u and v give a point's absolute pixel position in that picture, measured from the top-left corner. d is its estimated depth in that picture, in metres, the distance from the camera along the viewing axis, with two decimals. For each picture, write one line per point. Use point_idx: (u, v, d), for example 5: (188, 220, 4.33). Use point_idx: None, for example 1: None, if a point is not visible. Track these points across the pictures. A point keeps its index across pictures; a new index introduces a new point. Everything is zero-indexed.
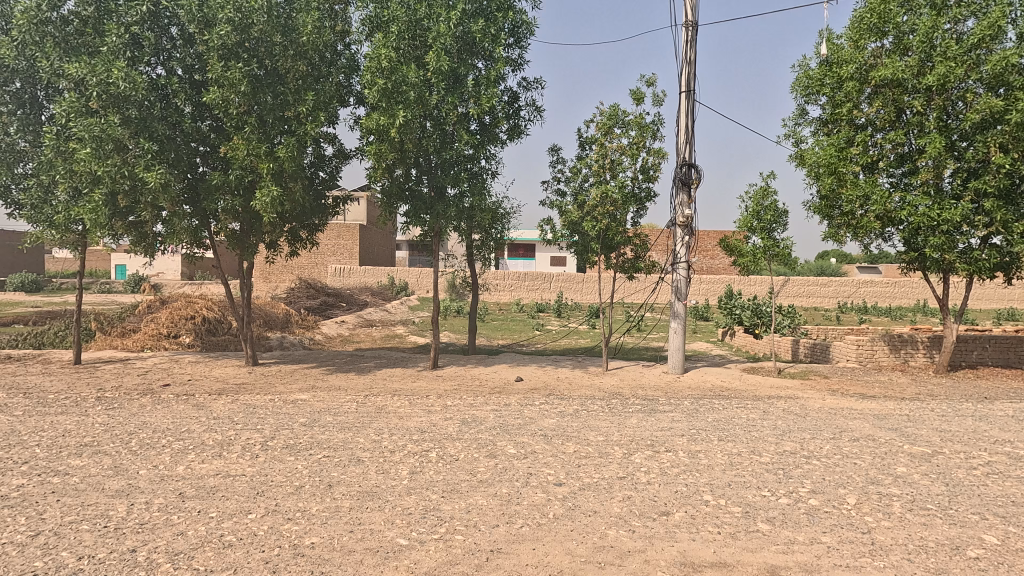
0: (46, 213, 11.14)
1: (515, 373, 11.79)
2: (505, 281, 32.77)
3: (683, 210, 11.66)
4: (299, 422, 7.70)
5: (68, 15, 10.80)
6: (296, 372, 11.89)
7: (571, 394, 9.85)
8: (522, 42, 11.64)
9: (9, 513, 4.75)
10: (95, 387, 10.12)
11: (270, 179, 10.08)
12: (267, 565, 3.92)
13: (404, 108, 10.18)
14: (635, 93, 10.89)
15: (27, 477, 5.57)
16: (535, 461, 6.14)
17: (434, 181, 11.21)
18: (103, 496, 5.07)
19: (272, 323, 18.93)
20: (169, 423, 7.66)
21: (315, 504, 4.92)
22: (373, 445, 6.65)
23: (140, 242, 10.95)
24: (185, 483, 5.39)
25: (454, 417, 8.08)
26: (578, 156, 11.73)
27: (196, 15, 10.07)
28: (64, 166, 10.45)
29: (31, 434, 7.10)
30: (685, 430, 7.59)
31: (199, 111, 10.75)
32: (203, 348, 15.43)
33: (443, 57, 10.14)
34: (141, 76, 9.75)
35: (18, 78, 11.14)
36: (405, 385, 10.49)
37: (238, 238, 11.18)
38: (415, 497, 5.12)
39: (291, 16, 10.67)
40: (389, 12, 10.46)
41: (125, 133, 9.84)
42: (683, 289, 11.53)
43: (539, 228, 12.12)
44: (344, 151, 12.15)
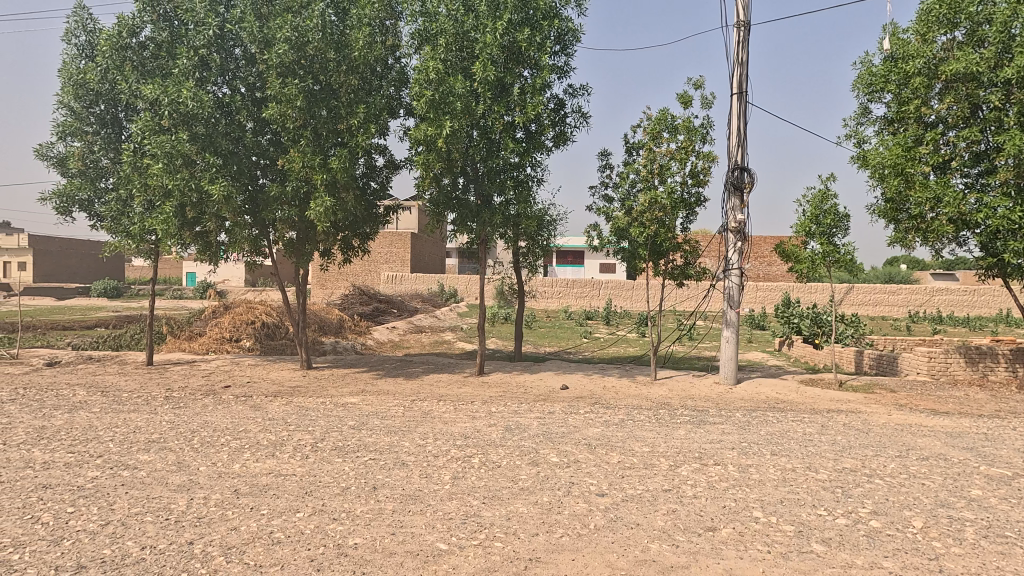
0: (124, 225, 12.00)
1: (560, 380, 11.69)
2: (554, 288, 32.73)
3: (735, 214, 11.28)
4: (348, 425, 7.94)
5: (146, 41, 11.67)
6: (347, 376, 12.25)
7: (617, 404, 9.68)
8: (569, 49, 11.61)
9: (84, 502, 5.13)
10: (164, 387, 10.79)
11: (323, 190, 10.50)
12: (312, 564, 4.03)
13: (451, 119, 10.36)
14: (682, 97, 10.65)
15: (101, 470, 5.98)
16: (577, 471, 6.05)
17: (481, 190, 11.39)
18: (166, 491, 5.37)
19: (327, 328, 19.60)
20: (228, 422, 8.05)
21: (360, 506, 5.04)
22: (417, 450, 6.75)
23: (205, 250, 11.61)
24: (240, 481, 5.63)
25: (498, 424, 8.11)
26: (625, 162, 11.58)
27: (257, 36, 10.60)
28: (139, 180, 11.24)
29: (107, 430, 7.62)
30: (736, 443, 7.32)
31: (259, 126, 11.28)
32: (261, 351, 16.14)
33: (490, 66, 10.26)
34: (206, 95, 10.38)
35: (101, 101, 12.08)
36: (451, 390, 10.62)
37: (294, 247, 11.70)
38: (456, 502, 5.16)
39: (344, 33, 11.05)
40: (438, 24, 10.65)
41: (193, 149, 10.50)
42: (735, 296, 11.19)
43: (585, 234, 12.00)
44: (394, 161, 12.50)
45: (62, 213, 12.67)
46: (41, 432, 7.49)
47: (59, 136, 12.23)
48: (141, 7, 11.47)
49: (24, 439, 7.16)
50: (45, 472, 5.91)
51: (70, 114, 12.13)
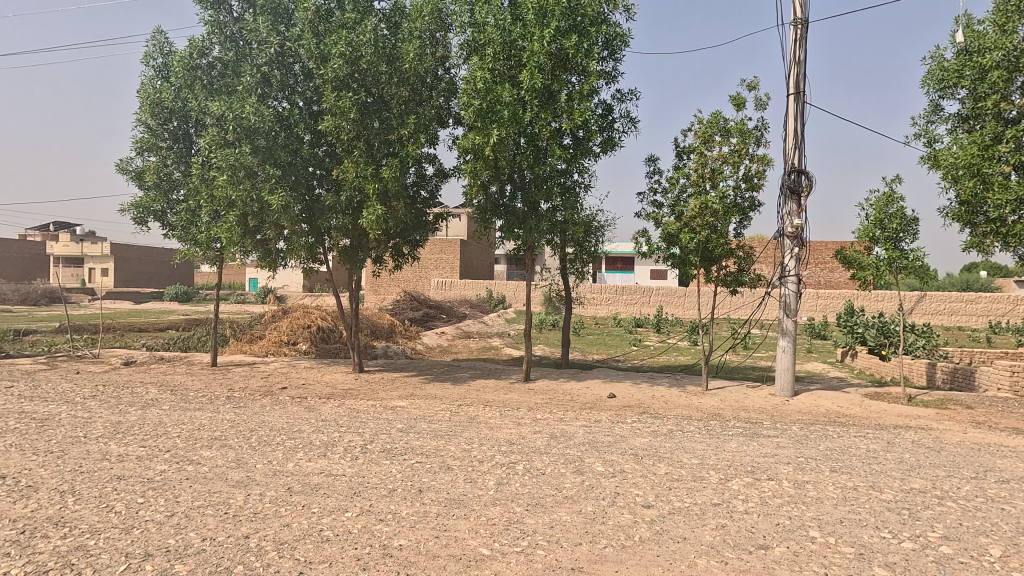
0: (193, 233, 12.78)
1: (607, 389, 11.52)
2: (603, 295, 32.42)
3: (792, 219, 10.83)
4: (396, 428, 8.12)
5: (214, 60, 12.45)
6: (396, 380, 12.55)
7: (666, 413, 9.45)
8: (617, 54, 11.55)
9: (153, 493, 5.48)
10: (226, 387, 11.37)
11: (375, 199, 10.83)
12: (359, 563, 4.14)
13: (498, 127, 10.48)
14: (735, 98, 10.35)
15: (168, 464, 6.36)
16: (623, 481, 5.95)
17: (528, 197, 11.43)
18: (226, 486, 5.66)
19: (378, 333, 20.13)
20: (284, 422, 8.41)
21: (406, 508, 5.15)
22: (462, 454, 6.82)
23: (265, 257, 12.19)
24: (293, 479, 5.86)
25: (543, 431, 8.08)
26: (675, 166, 11.35)
27: (314, 52, 11.06)
28: (206, 192, 11.95)
29: (174, 427, 8.10)
30: (792, 457, 6.99)
31: (316, 138, 11.76)
32: (316, 354, 16.85)
33: (537, 74, 10.31)
34: (267, 110, 10.92)
35: (174, 118, 12.93)
36: (497, 396, 10.65)
37: (348, 254, 12.11)
38: (499, 508, 5.17)
39: (396, 46, 11.38)
40: (486, 34, 10.81)
41: (255, 161, 11.08)
42: (793, 304, 10.74)
43: (634, 240, 11.82)
44: (444, 170, 12.74)
45: (139, 223, 13.62)
46: (117, 427, 8.04)
47: (137, 151, 13.17)
48: (211, 29, 12.24)
49: (102, 433, 7.72)
50: (118, 465, 6.34)
51: (147, 131, 13.02)
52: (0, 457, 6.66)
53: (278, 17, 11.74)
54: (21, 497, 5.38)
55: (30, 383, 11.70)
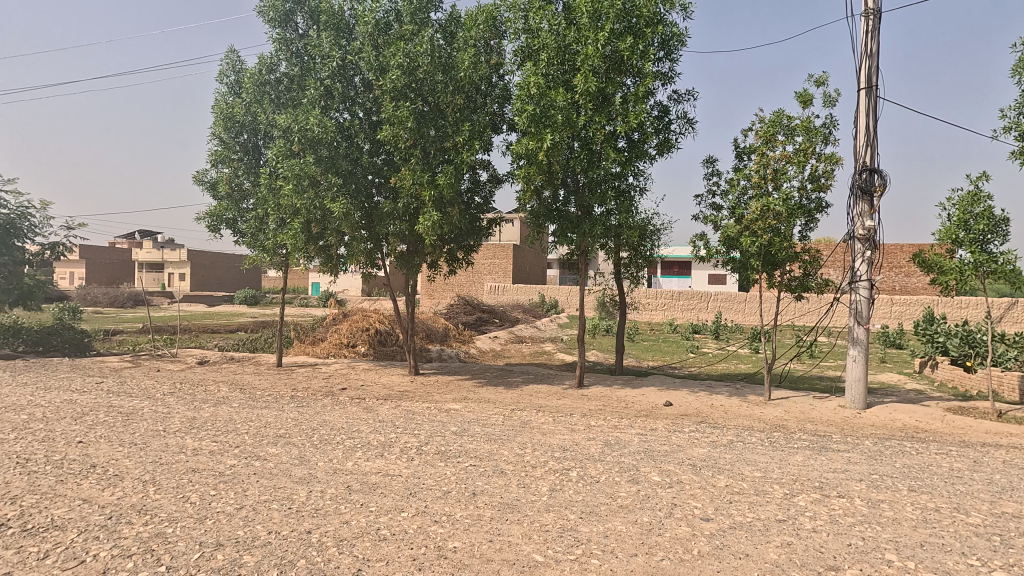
0: (261, 240, 13.48)
1: (663, 397, 11.23)
2: (658, 300, 31.77)
3: (864, 221, 10.22)
4: (451, 430, 8.24)
5: (281, 76, 13.12)
6: (451, 383, 12.72)
7: (725, 423, 9.13)
8: (673, 55, 11.31)
9: (224, 486, 5.79)
10: (291, 387, 11.89)
11: (431, 205, 11.06)
12: (415, 563, 4.21)
13: (552, 131, 10.47)
14: (801, 96, 9.89)
15: (237, 459, 6.72)
16: (680, 493, 5.77)
17: (581, 201, 11.36)
18: (289, 482, 5.90)
19: (433, 336, 20.51)
20: (344, 422, 8.70)
21: (460, 510, 5.20)
22: (516, 459, 6.82)
23: (327, 262, 12.70)
24: (352, 478, 6.04)
25: (597, 438, 7.97)
26: (735, 167, 10.97)
27: (374, 64, 11.44)
28: (273, 201, 12.58)
29: (243, 424, 8.55)
30: (864, 474, 6.57)
31: (375, 147, 12.14)
32: (374, 357, 17.42)
33: (591, 77, 10.21)
34: (330, 121, 11.38)
35: (245, 131, 13.70)
36: (550, 402, 10.61)
37: (405, 259, 12.42)
38: (553, 514, 5.13)
39: (451, 55, 11.60)
40: (540, 40, 10.86)
41: (318, 171, 11.56)
42: (864, 311, 10.14)
43: (691, 244, 11.49)
44: (497, 176, 12.85)
45: (213, 231, 14.49)
46: (192, 422, 8.57)
47: (212, 164, 14.02)
48: (278, 46, 12.92)
49: (178, 428, 8.24)
50: (193, 458, 6.74)
51: (220, 144, 13.85)
52: (91, 448, 7.22)
53: (340, 32, 12.23)
54: (108, 485, 5.81)
55: (117, 379, 12.66)
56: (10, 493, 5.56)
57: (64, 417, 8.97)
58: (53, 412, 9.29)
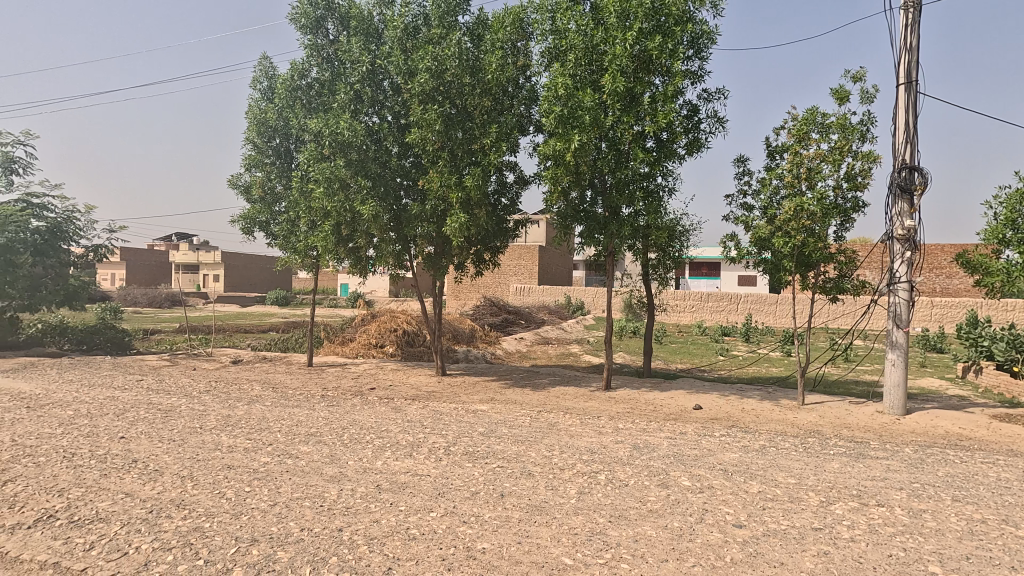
0: (293, 242, 13.77)
1: (692, 400, 11.06)
2: (686, 301, 31.33)
3: (903, 221, 9.88)
4: (478, 431, 8.27)
5: (312, 81, 13.37)
6: (478, 384, 12.76)
7: (757, 428, 8.94)
8: (703, 53, 11.15)
9: (258, 482, 5.94)
10: (321, 386, 12.11)
11: (458, 207, 11.12)
12: (444, 563, 4.23)
13: (579, 132, 10.43)
14: (837, 93, 9.64)
15: (271, 456, 6.88)
16: (711, 498, 5.67)
17: (609, 202, 11.29)
18: (321, 480, 6.01)
19: (460, 337, 20.62)
20: (373, 422, 8.82)
21: (488, 511, 5.21)
22: (543, 461, 6.80)
23: (357, 264, 12.91)
24: (382, 477, 6.11)
25: (625, 441, 7.89)
26: (767, 167, 10.74)
27: (402, 68, 11.58)
28: (304, 204, 12.83)
29: (276, 422, 8.73)
30: (904, 483, 6.34)
31: (403, 150, 12.29)
32: (402, 357, 17.61)
33: (619, 77, 10.12)
34: (360, 125, 11.56)
35: (277, 136, 14.02)
36: (577, 404, 10.55)
37: (432, 261, 12.53)
38: (581, 517, 5.10)
39: (479, 57, 11.66)
40: (567, 41, 10.83)
41: (348, 174, 11.76)
42: (903, 314, 9.81)
43: (721, 244, 11.29)
44: (524, 177, 12.86)
45: (247, 233, 14.86)
46: (227, 420, 8.80)
47: (246, 168, 14.39)
48: (310, 52, 13.18)
49: (214, 425, 8.47)
50: (229, 455, 6.92)
51: (254, 148, 14.20)
52: (132, 443, 7.48)
53: (369, 37, 12.42)
54: (149, 479, 6.01)
55: (156, 377, 13.09)
56: (58, 486, 5.79)
57: (107, 413, 9.31)
58: (97, 408, 9.66)
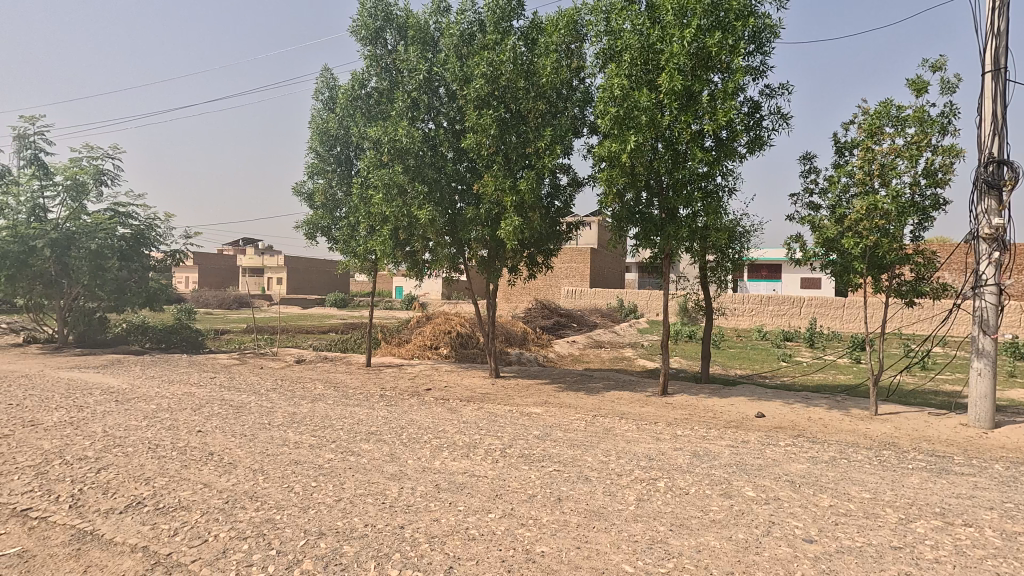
0: (352, 246, 14.26)
1: (754, 408, 10.64)
2: (745, 305, 30.26)
3: (990, 219, 9.16)
4: (534, 434, 8.27)
5: (371, 90, 13.80)
6: (531, 387, 12.77)
7: (825, 438, 8.51)
8: (765, 48, 10.77)
9: (324, 478, 6.17)
10: (379, 386, 12.46)
11: (513, 211, 11.20)
12: (504, 565, 4.26)
13: (636, 133, 10.28)
14: (913, 84, 9.07)
15: (335, 453, 7.14)
16: (778, 510, 5.44)
17: (665, 203, 11.08)
18: (382, 477, 6.18)
19: (512, 340, 20.73)
20: (430, 422, 9.00)
21: (546, 515, 5.20)
22: (600, 466, 6.73)
23: (413, 267, 13.24)
24: (441, 477, 6.22)
25: (685, 448, 7.68)
26: (835, 164, 10.24)
27: (458, 75, 11.79)
28: (364, 209, 13.26)
29: (338, 420, 9.06)
30: (996, 502, 5.87)
31: (458, 155, 12.50)
32: (456, 358, 17.86)
33: (676, 76, 9.90)
34: (417, 131, 11.84)
35: (338, 144, 14.57)
36: (633, 409, 10.38)
37: (486, 263, 12.66)
38: (642, 525, 5.01)
39: (533, 61, 11.70)
40: (623, 41, 10.70)
41: (405, 179, 12.08)
42: (991, 320, 9.08)
43: (785, 246, 10.84)
44: (578, 179, 12.80)
45: (310, 239, 15.51)
46: (293, 417, 9.21)
47: (309, 175, 15.02)
48: (370, 63, 13.62)
49: (282, 422, 8.89)
50: (296, 450, 7.24)
51: (316, 157, 14.83)
52: (209, 437, 7.94)
53: (426, 45, 12.71)
54: (224, 472, 6.36)
55: (228, 375, 13.85)
56: (145, 474, 6.24)
57: (185, 408, 9.94)
58: (176, 403, 10.33)
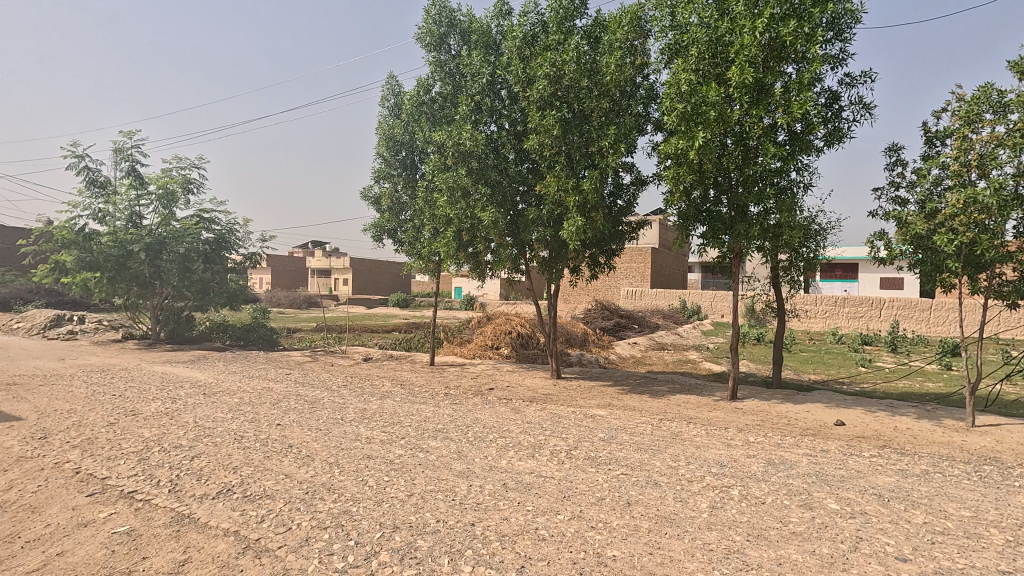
0: (417, 248, 14.65)
1: (833, 415, 10.06)
2: (819, 307, 28.67)
3: None
4: (599, 436, 8.18)
5: (436, 95, 14.13)
6: (594, 389, 12.65)
7: (914, 450, 7.93)
8: (844, 34, 10.17)
9: (396, 473, 6.38)
10: (443, 385, 12.73)
11: (576, 211, 11.13)
12: (575, 566, 4.25)
13: (703, 129, 9.96)
14: (1018, 65, 8.29)
15: (404, 449, 7.35)
16: (866, 526, 5.11)
17: (735, 201, 10.67)
18: (451, 474, 6.32)
19: (573, 341, 20.60)
20: (494, 421, 9.10)
21: (616, 518, 5.14)
22: (669, 471, 6.57)
23: (476, 268, 13.45)
24: (508, 476, 6.28)
25: (758, 456, 7.37)
26: (925, 155, 9.52)
27: (521, 76, 11.84)
28: (428, 211, 13.59)
29: (406, 417, 9.33)
30: None
31: (520, 156, 12.57)
32: (517, 358, 17.97)
33: (747, 68, 9.51)
34: (480, 134, 12.00)
35: (404, 149, 15.00)
36: (700, 413, 10.07)
37: (548, 264, 12.66)
38: (716, 533, 4.86)
39: (596, 60, 11.57)
40: (689, 35, 10.40)
41: (469, 182, 12.27)
42: None
43: (868, 244, 10.19)
44: (641, 178, 12.57)
45: (377, 241, 16.06)
46: (364, 413, 9.57)
47: (376, 180, 15.55)
48: (434, 68, 13.95)
49: (354, 417, 9.25)
50: (369, 445, 7.53)
51: (383, 162, 15.33)
52: (288, 430, 8.39)
53: (489, 48, 12.86)
54: (303, 463, 6.70)
55: (302, 372, 14.56)
56: (233, 463, 6.67)
57: (265, 402, 10.54)
58: (257, 397, 10.97)
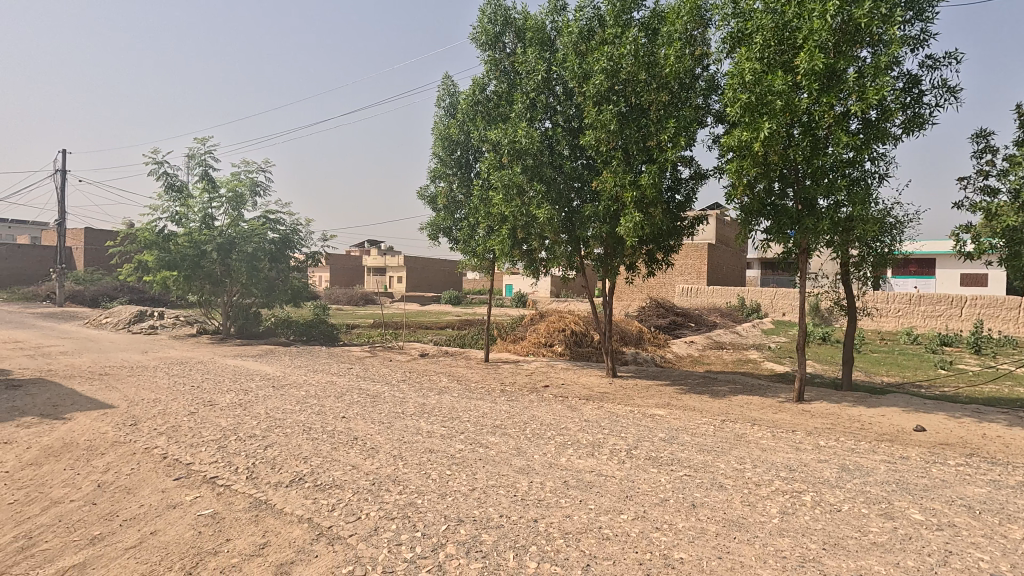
0: (472, 246, 14.83)
1: (912, 420, 9.45)
2: (891, 305, 26.99)
3: None
4: (659, 436, 8.02)
5: (490, 94, 14.21)
6: (651, 388, 12.41)
7: (1007, 460, 7.34)
8: (925, 14, 9.50)
9: (457, 467, 6.49)
10: (499, 382, 12.82)
11: (633, 207, 10.91)
12: (641, 567, 4.20)
13: (769, 120, 9.53)
14: None
15: (464, 444, 7.47)
16: (957, 539, 4.77)
17: (802, 193, 10.18)
18: (511, 470, 6.37)
19: (627, 339, 20.28)
20: (552, 418, 9.09)
21: (682, 520, 5.03)
22: (736, 474, 6.36)
23: (531, 265, 13.47)
24: (568, 474, 6.26)
25: (831, 461, 7.02)
26: (1019, 140, 8.77)
27: (577, 72, 11.73)
28: (483, 209, 13.71)
29: (464, 413, 9.46)
30: None
31: (574, 152, 12.48)
32: (571, 356, 17.88)
33: (817, 54, 9.04)
34: (535, 131, 11.99)
35: (459, 148, 15.18)
36: (765, 415, 9.69)
37: (603, 261, 12.51)
38: (789, 540, 4.67)
39: (654, 52, 11.30)
40: (754, 22, 9.98)
41: (524, 179, 12.26)
42: None
43: (952, 237, 9.50)
44: (701, 172, 12.21)
45: (433, 240, 16.35)
46: (424, 408, 9.78)
47: (432, 179, 15.81)
48: (489, 67, 14.03)
49: (414, 412, 9.47)
50: (430, 439, 7.69)
51: (439, 161, 15.58)
52: (352, 422, 8.69)
53: (544, 46, 12.80)
54: (368, 455, 6.92)
55: (363, 366, 15.03)
56: (303, 454, 6.98)
57: (330, 395, 10.96)
58: (322, 390, 11.42)
